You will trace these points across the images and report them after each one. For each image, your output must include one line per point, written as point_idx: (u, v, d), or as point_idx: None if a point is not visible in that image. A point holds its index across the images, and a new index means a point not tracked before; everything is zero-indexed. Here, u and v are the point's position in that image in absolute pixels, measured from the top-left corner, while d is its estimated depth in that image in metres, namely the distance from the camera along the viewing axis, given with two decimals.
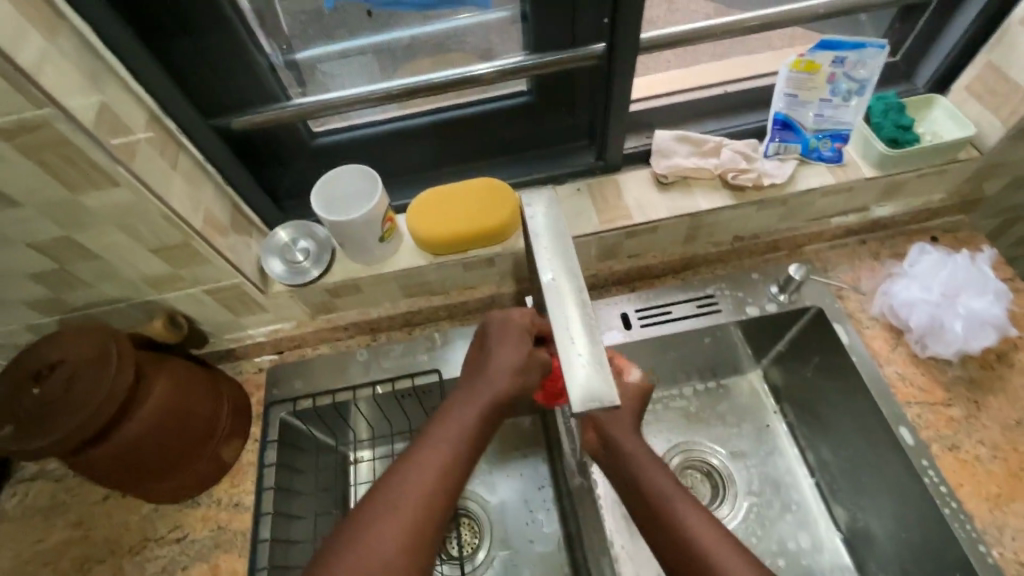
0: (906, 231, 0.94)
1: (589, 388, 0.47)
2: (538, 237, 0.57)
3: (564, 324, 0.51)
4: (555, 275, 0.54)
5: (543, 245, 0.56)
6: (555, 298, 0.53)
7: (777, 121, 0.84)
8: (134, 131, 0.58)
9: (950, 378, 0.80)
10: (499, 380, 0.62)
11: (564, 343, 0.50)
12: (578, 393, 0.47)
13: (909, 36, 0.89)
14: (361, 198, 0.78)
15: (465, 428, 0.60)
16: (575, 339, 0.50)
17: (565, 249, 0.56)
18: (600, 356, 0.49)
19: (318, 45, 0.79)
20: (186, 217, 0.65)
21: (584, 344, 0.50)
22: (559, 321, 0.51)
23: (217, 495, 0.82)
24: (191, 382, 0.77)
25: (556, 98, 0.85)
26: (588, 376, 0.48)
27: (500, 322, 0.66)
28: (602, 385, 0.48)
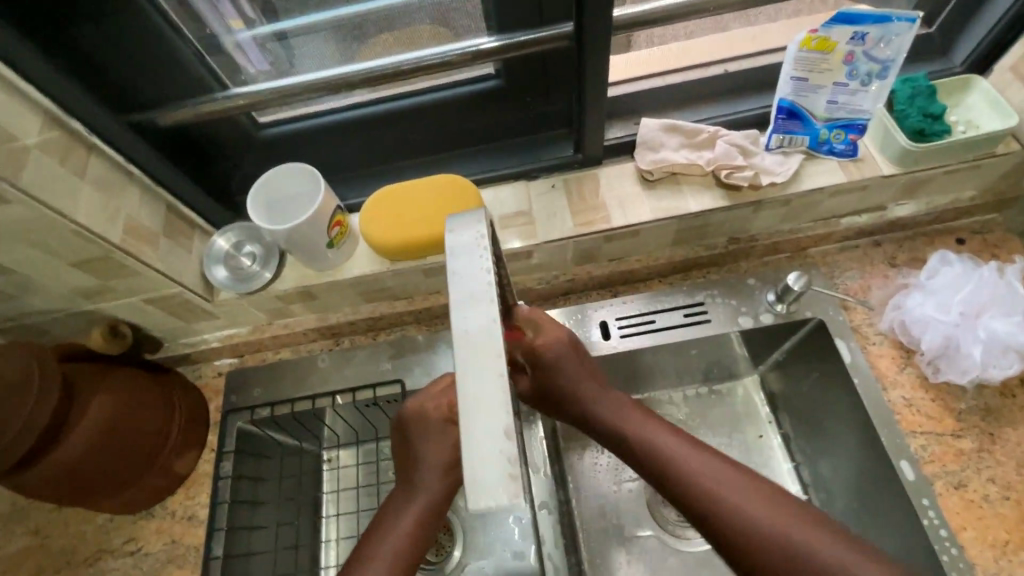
0: (928, 232, 0.83)
1: (491, 501, 0.33)
2: (455, 264, 0.40)
3: (472, 398, 0.35)
4: (470, 324, 0.38)
5: (460, 274, 0.40)
6: (464, 353, 0.37)
7: (782, 109, 0.72)
8: (22, 139, 0.52)
9: (964, 406, 0.72)
10: (430, 483, 0.59)
11: (467, 428, 0.34)
12: (475, 492, 0.33)
13: (946, 8, 0.77)
14: (306, 202, 0.71)
15: (400, 540, 0.57)
16: (481, 426, 0.35)
17: (488, 290, 0.39)
18: (513, 454, 0.34)
19: (297, 16, 0.70)
20: (100, 231, 0.59)
21: (494, 434, 0.34)
22: (465, 398, 0.36)
23: (172, 507, 0.80)
24: (137, 395, 0.73)
25: (529, 82, 0.75)
26: (496, 474, 0.34)
27: (416, 411, 0.62)
28: (508, 497, 0.33)
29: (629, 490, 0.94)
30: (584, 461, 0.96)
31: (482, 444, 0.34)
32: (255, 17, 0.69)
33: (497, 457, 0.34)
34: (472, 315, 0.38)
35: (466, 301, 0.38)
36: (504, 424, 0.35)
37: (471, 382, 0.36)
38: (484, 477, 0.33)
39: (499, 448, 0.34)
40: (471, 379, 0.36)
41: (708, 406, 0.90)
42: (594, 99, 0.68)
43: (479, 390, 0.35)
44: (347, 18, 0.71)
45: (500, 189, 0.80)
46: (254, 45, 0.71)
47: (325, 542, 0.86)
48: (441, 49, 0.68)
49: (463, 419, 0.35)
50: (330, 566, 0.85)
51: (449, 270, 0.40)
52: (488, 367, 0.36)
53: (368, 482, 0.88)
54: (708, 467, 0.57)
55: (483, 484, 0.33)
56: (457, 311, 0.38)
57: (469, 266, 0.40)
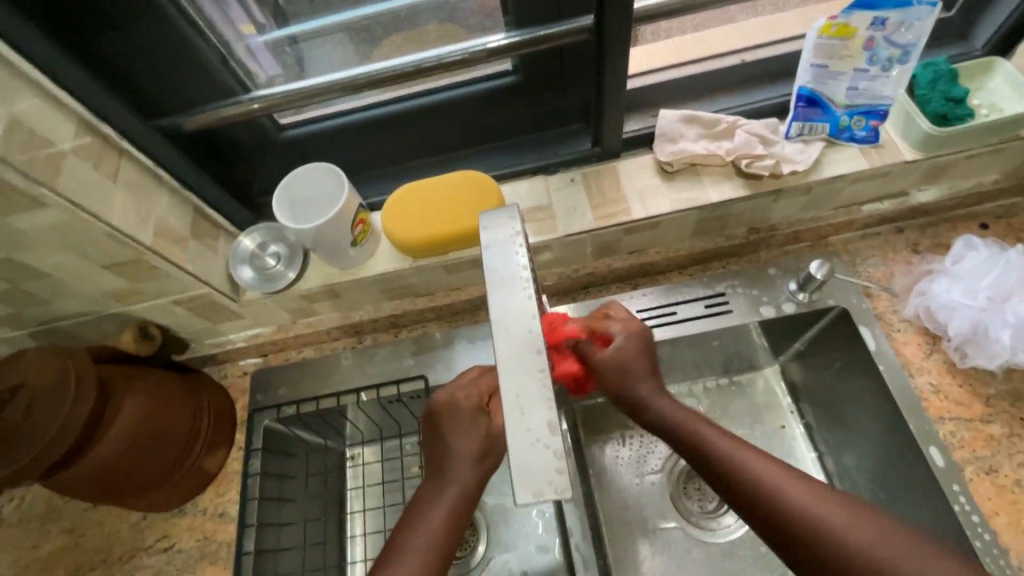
0: (951, 217, 0.82)
1: (538, 490, 0.33)
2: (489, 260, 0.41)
3: (515, 389, 0.36)
4: (508, 318, 0.38)
5: (496, 269, 0.40)
6: (504, 346, 0.37)
7: (801, 97, 0.72)
8: (57, 144, 0.53)
9: (992, 391, 0.71)
10: (462, 473, 0.60)
11: (510, 419, 0.35)
12: (521, 478, 0.34)
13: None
14: (328, 200, 0.71)
15: (433, 529, 0.58)
16: (525, 415, 0.35)
17: (525, 282, 0.40)
18: (558, 441, 0.34)
19: (314, 21, 0.73)
20: (132, 233, 0.60)
21: (538, 422, 0.35)
22: (507, 387, 0.36)
23: (203, 505, 0.81)
24: (167, 396, 0.74)
25: (547, 77, 0.75)
26: (541, 460, 0.34)
27: (447, 401, 0.63)
28: (555, 487, 0.33)
29: (651, 483, 0.94)
30: (605, 455, 0.97)
31: (526, 435, 0.35)
32: (266, 22, 0.71)
33: (542, 445, 0.34)
34: (510, 310, 0.39)
35: (503, 296, 0.39)
36: (548, 415, 0.35)
37: (513, 374, 0.36)
38: (530, 466, 0.34)
39: (544, 438, 0.34)
40: (513, 369, 0.37)
41: (731, 397, 0.90)
42: (613, 91, 0.69)
43: (519, 382, 0.36)
44: (354, 20, 0.73)
45: (519, 184, 0.80)
46: (266, 49, 0.73)
47: (352, 537, 0.88)
48: (462, 45, 0.68)
49: (506, 410, 0.35)
50: (357, 561, 0.86)
51: (485, 266, 0.41)
52: (528, 358, 0.37)
53: (393, 479, 0.89)
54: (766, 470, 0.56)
55: (529, 474, 0.34)
56: (495, 305, 0.39)
57: (504, 261, 0.41)
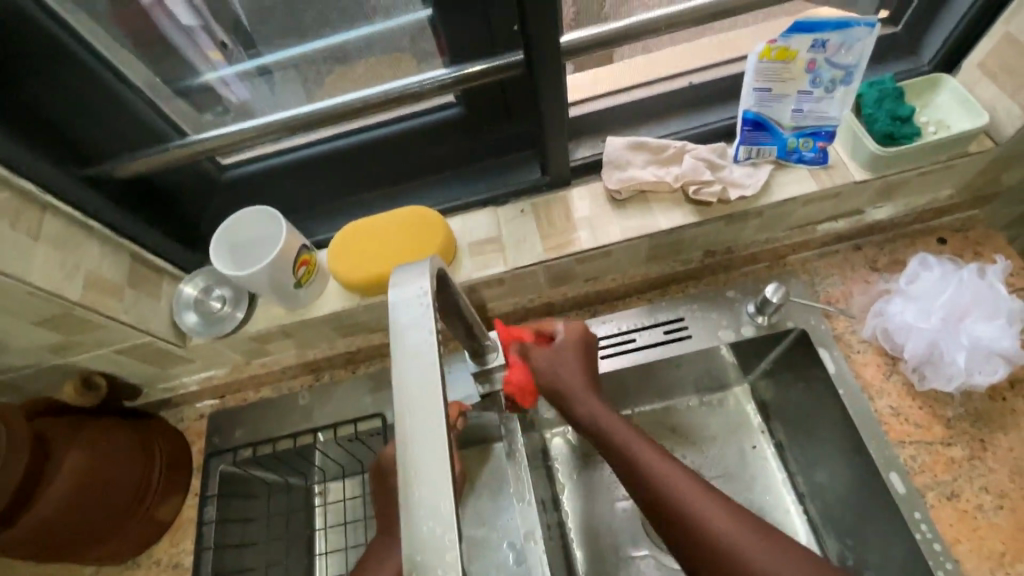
0: (910, 232, 0.81)
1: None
2: (398, 323, 0.39)
3: (413, 464, 0.34)
4: (410, 385, 0.37)
5: (402, 331, 0.39)
6: (404, 415, 0.36)
7: (747, 121, 0.71)
8: None
9: (952, 412, 0.70)
10: None
11: (404, 499, 0.33)
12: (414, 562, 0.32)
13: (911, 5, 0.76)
14: (268, 242, 0.69)
15: None
16: (421, 494, 0.33)
17: (430, 346, 0.38)
18: (455, 523, 0.32)
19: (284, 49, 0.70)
20: (58, 290, 0.58)
21: (434, 502, 0.33)
22: (404, 463, 0.35)
23: (158, 555, 0.79)
24: (113, 447, 0.72)
25: (490, 108, 0.75)
26: (435, 542, 0.32)
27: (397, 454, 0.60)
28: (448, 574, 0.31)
29: (622, 509, 0.92)
30: (577, 483, 0.95)
31: (421, 516, 0.33)
32: (235, 50, 0.70)
33: (437, 527, 0.32)
34: (415, 376, 0.37)
35: (407, 363, 0.38)
36: (443, 495, 0.33)
37: (410, 448, 0.35)
38: (425, 551, 0.32)
39: (439, 519, 0.33)
40: (412, 444, 0.35)
41: (698, 420, 0.89)
42: (554, 122, 0.68)
43: (416, 457, 0.34)
44: (311, 53, 0.71)
45: (469, 216, 0.79)
46: (238, 80, 0.72)
47: None
48: (409, 80, 0.67)
49: (400, 489, 0.34)
50: None
51: (392, 329, 0.39)
52: (427, 430, 0.35)
53: (355, 517, 0.87)
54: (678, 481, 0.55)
55: (423, 559, 0.32)
56: (399, 373, 0.37)
57: (411, 325, 0.39)
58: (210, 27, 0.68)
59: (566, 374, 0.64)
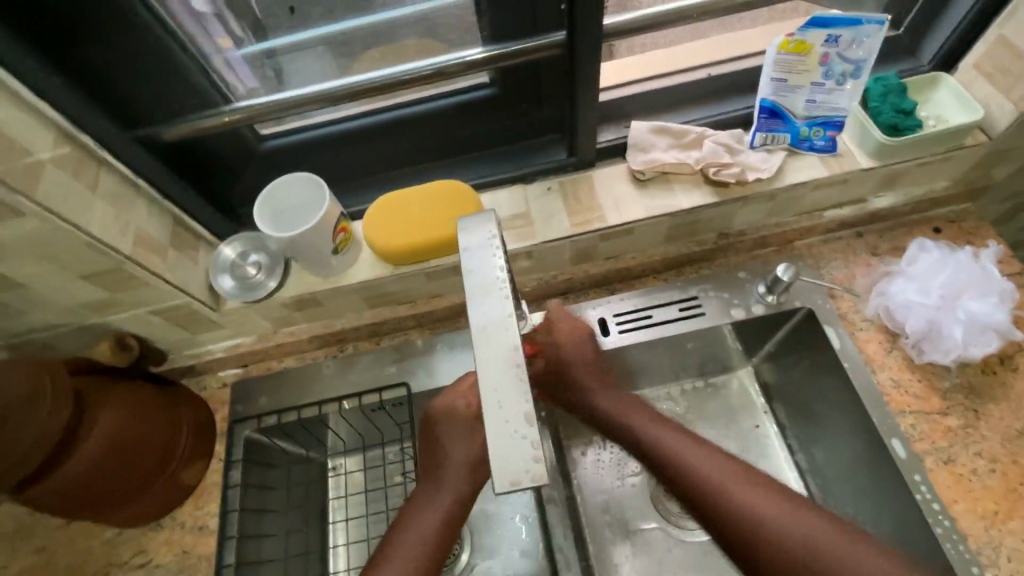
0: (906, 222, 0.87)
1: (515, 480, 0.35)
2: (466, 262, 0.43)
3: (493, 385, 0.37)
4: (487, 317, 0.40)
5: (474, 273, 0.42)
6: (482, 344, 0.39)
7: (764, 108, 0.76)
8: (37, 153, 0.53)
9: (948, 385, 0.75)
10: (457, 479, 0.61)
11: (488, 414, 0.36)
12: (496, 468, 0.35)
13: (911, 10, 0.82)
14: (309, 209, 0.72)
15: (427, 535, 0.59)
16: (503, 408, 0.37)
17: (502, 283, 0.41)
18: (534, 432, 0.36)
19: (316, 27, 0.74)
20: (112, 242, 0.60)
21: (516, 415, 0.36)
22: (482, 383, 0.38)
23: (181, 518, 0.79)
24: (145, 407, 0.73)
25: (522, 88, 0.78)
26: (519, 452, 0.35)
27: (451, 407, 0.63)
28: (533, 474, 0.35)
29: (632, 485, 0.95)
30: (587, 458, 0.98)
31: (505, 426, 0.36)
32: (244, 37, 0.72)
33: (521, 436, 0.36)
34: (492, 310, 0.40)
35: (481, 299, 0.41)
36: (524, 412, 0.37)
37: (489, 371, 0.38)
38: (509, 459, 0.35)
39: (521, 432, 0.36)
40: (490, 367, 0.38)
41: (704, 399, 0.93)
42: (587, 103, 0.72)
43: (497, 378, 0.38)
44: (339, 32, 0.75)
45: (497, 193, 0.83)
46: (243, 62, 0.74)
47: (334, 548, 0.88)
48: (447, 57, 0.71)
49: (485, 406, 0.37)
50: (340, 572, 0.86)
51: (464, 271, 0.42)
52: (505, 356, 0.38)
53: (373, 487, 0.90)
54: (705, 460, 0.64)
55: (507, 465, 0.35)
56: (473, 307, 0.41)
57: (479, 266, 0.42)
58: (223, 13, 0.69)
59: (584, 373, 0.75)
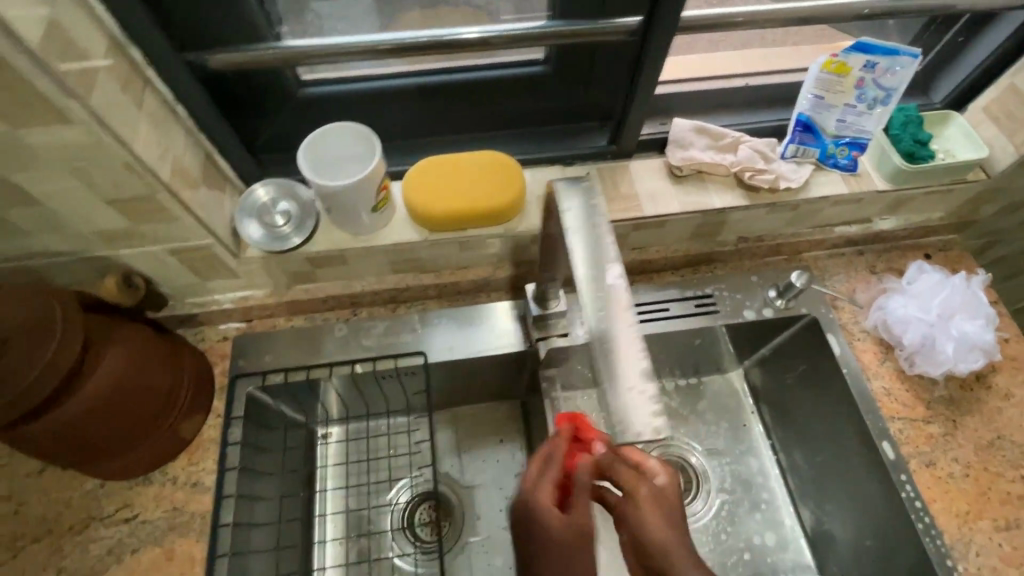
0: (902, 246, 0.94)
1: (636, 422, 0.49)
2: (578, 244, 0.57)
3: (612, 346, 0.53)
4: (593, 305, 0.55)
5: (580, 263, 0.57)
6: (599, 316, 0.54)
7: (800, 122, 0.81)
8: (92, 58, 0.48)
9: (932, 396, 0.82)
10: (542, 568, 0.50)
11: (610, 371, 0.52)
12: (617, 415, 0.50)
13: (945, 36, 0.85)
14: (355, 161, 0.69)
15: None
16: (623, 366, 0.52)
17: (611, 265, 0.56)
18: (648, 381, 0.51)
19: None
20: (153, 167, 0.55)
21: (633, 370, 0.51)
22: (602, 345, 0.53)
23: (174, 473, 0.75)
24: (149, 351, 0.68)
25: (574, 72, 0.79)
26: (636, 400, 0.50)
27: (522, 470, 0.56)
28: (648, 411, 0.50)
29: None
30: None
31: (626, 378, 0.51)
32: None
33: (638, 387, 0.51)
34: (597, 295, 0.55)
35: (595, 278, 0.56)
36: (637, 372, 0.51)
37: (608, 335, 0.53)
38: (631, 402, 0.50)
39: (637, 382, 0.51)
40: (607, 333, 0.54)
41: (699, 395, 0.97)
42: (644, 93, 0.73)
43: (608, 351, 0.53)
44: None
45: (536, 171, 0.83)
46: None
47: (322, 516, 0.85)
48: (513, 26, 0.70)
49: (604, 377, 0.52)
50: (328, 540, 0.84)
51: (576, 259, 0.57)
52: (621, 324, 0.54)
53: (363, 458, 0.89)
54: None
55: (630, 407, 0.50)
56: (589, 285, 0.56)
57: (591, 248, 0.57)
58: None
59: (704, 554, 0.51)
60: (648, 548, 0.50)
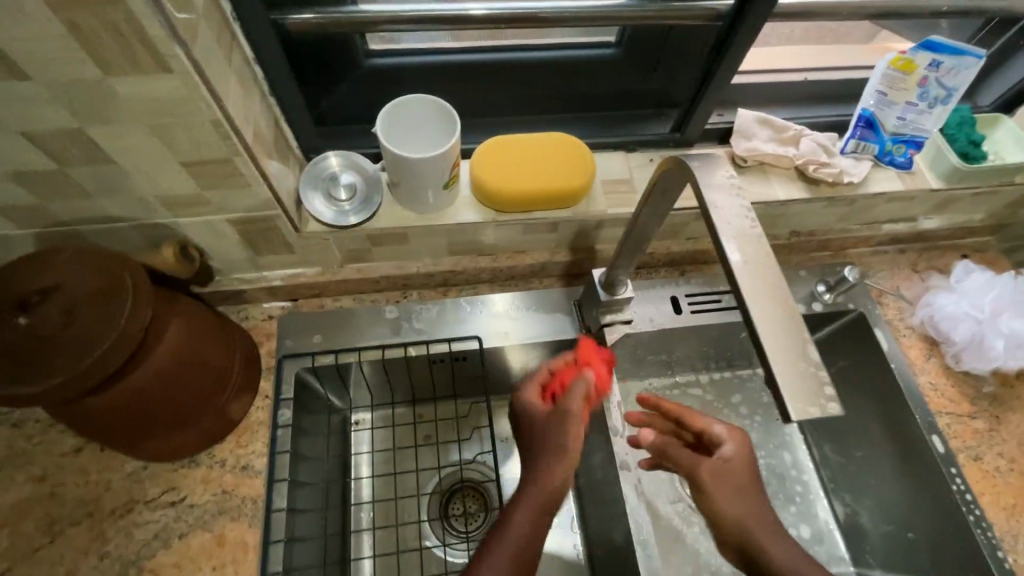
0: (941, 246, 0.96)
1: (809, 408, 0.35)
2: (714, 204, 0.45)
3: (765, 308, 0.39)
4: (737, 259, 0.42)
5: (718, 221, 0.44)
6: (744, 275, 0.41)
7: (862, 117, 0.82)
8: (192, 5, 0.45)
9: (977, 393, 0.84)
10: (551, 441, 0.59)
11: (770, 338, 0.37)
12: (788, 394, 0.35)
13: (1002, 35, 0.85)
14: (432, 134, 0.67)
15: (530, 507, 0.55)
16: (785, 336, 0.38)
17: (754, 226, 0.44)
18: (817, 359, 0.37)
19: None
20: (239, 128, 0.52)
21: (795, 340, 0.38)
22: (753, 308, 0.39)
23: (221, 456, 0.71)
24: (205, 325, 0.64)
25: (644, 57, 0.77)
26: (807, 380, 0.36)
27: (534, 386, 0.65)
28: (826, 396, 0.35)
29: None
30: None
31: (791, 352, 0.37)
32: None
33: (805, 362, 0.37)
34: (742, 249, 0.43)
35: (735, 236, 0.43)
36: (804, 342, 0.38)
37: (760, 297, 0.40)
38: (798, 381, 0.36)
39: (803, 358, 0.37)
40: (760, 293, 0.40)
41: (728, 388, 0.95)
42: (720, 82, 0.72)
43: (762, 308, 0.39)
44: None
45: (600, 155, 0.81)
46: None
47: (357, 505, 0.81)
48: (602, 2, 0.66)
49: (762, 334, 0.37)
50: (365, 530, 0.80)
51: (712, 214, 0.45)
52: (773, 288, 0.40)
53: (390, 448, 0.84)
54: (785, 552, 0.54)
55: (798, 387, 0.35)
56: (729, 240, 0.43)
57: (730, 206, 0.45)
58: None
59: (760, 513, 0.56)
60: (719, 516, 0.57)
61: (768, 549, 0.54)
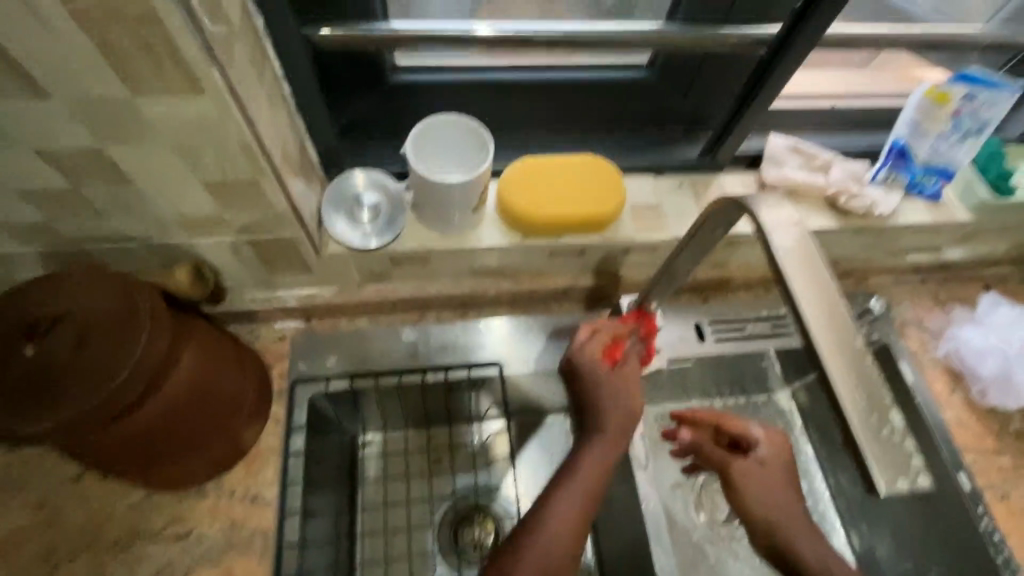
0: (964, 276, 0.95)
1: (900, 479, 0.36)
2: (782, 252, 0.43)
3: (847, 372, 0.39)
4: (815, 323, 0.40)
5: (788, 271, 0.43)
6: (822, 335, 0.40)
7: (895, 148, 0.80)
8: (229, 22, 0.43)
9: (1002, 429, 0.83)
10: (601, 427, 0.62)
11: (855, 408, 0.37)
12: (876, 467, 0.36)
13: None
14: (461, 155, 0.65)
15: (575, 498, 0.57)
16: (869, 401, 0.38)
17: (825, 272, 0.43)
18: (901, 423, 0.37)
19: None
20: (268, 148, 0.50)
21: (878, 405, 0.38)
22: (834, 372, 0.39)
23: (230, 485, 0.68)
24: (220, 348, 0.61)
25: (675, 79, 0.76)
26: (894, 447, 0.36)
27: (589, 368, 0.65)
28: (912, 467, 0.36)
29: None
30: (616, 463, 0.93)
31: (876, 420, 0.37)
32: None
33: (889, 429, 0.37)
34: (816, 307, 0.41)
35: (806, 288, 0.42)
36: (887, 407, 0.38)
37: (839, 359, 0.39)
38: (884, 451, 0.36)
39: (887, 424, 0.37)
40: (842, 357, 0.39)
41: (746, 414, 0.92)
42: (756, 109, 0.70)
43: (845, 380, 0.39)
44: None
45: (627, 179, 0.79)
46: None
47: (363, 537, 0.77)
48: (641, 25, 0.64)
49: (852, 416, 0.37)
50: (371, 564, 0.76)
51: (780, 262, 0.43)
52: (850, 346, 0.40)
53: (399, 476, 0.81)
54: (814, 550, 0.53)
55: (884, 456, 0.36)
56: (804, 295, 0.42)
57: (799, 252, 0.43)
58: None
59: (791, 515, 0.56)
60: (746, 512, 0.57)
61: (796, 548, 0.53)
